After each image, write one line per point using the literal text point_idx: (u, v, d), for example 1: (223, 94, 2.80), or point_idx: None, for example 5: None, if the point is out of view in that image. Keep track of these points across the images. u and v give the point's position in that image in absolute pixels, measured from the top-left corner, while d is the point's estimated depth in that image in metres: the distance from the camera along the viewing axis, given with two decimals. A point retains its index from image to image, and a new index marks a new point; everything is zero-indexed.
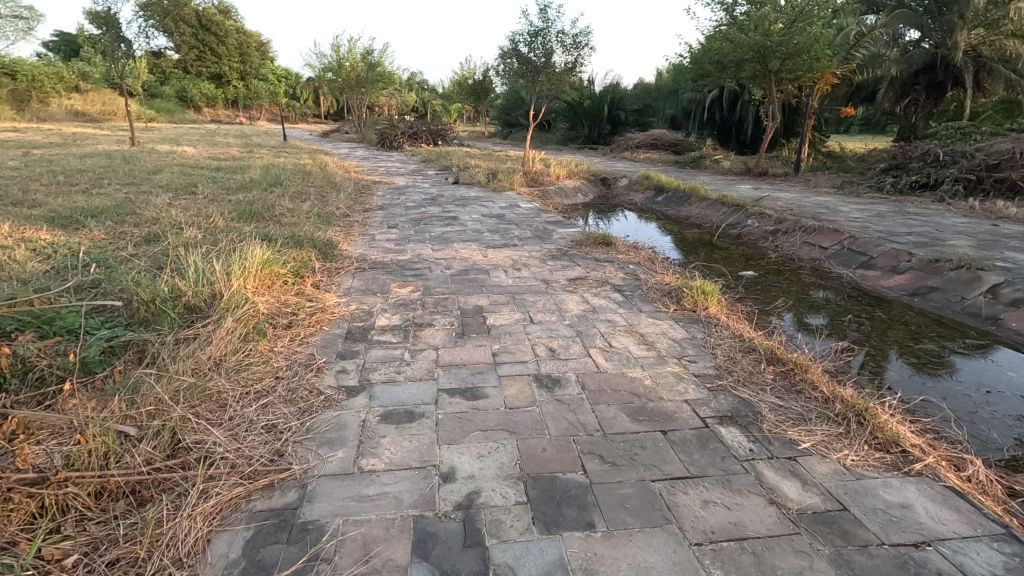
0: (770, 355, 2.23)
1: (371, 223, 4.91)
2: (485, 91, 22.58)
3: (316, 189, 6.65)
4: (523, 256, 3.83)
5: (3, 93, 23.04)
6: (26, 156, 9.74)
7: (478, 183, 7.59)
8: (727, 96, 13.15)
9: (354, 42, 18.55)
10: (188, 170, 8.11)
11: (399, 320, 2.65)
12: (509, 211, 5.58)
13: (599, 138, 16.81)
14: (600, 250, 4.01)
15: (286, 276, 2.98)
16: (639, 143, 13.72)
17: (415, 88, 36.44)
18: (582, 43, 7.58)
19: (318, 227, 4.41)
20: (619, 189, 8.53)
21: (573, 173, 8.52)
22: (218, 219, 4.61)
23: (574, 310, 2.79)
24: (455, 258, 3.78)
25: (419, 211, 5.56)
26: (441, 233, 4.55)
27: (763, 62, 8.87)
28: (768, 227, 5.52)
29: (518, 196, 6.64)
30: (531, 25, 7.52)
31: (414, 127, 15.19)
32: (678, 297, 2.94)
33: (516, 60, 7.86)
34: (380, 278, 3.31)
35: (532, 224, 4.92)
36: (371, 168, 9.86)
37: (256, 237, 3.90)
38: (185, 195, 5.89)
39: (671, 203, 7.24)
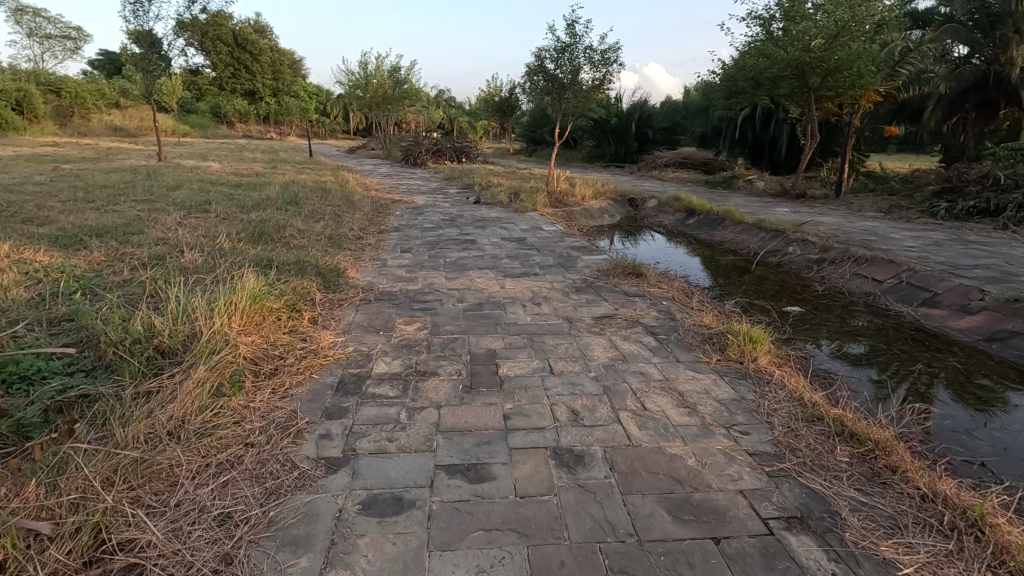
0: (842, 428, 1.83)
1: (384, 245, 4.64)
2: (511, 108, 22.51)
3: (332, 208, 6.45)
4: (544, 287, 3.49)
5: (47, 108, 23.96)
6: (56, 170, 9.88)
7: (500, 203, 7.31)
8: (759, 114, 12.67)
9: (382, 60, 18.66)
10: (208, 186, 8.04)
11: (399, 367, 2.32)
12: (531, 234, 5.25)
13: (626, 156, 16.46)
14: (629, 282, 3.64)
15: (280, 311, 2.68)
16: (668, 162, 13.32)
17: (443, 105, 36.72)
18: (612, 59, 7.29)
19: (326, 251, 4.15)
20: (648, 210, 8.15)
21: (599, 193, 8.18)
22: (224, 241, 4.39)
23: (601, 358, 2.42)
24: (469, 288, 3.46)
25: (436, 233, 5.29)
26: (457, 259, 4.25)
27: (801, 78, 8.45)
28: (812, 255, 5.08)
29: (541, 218, 6.33)
30: (558, 41, 7.26)
31: (438, 143, 15.09)
32: (721, 343, 2.56)
33: (542, 77, 7.60)
34: (384, 312, 3.00)
35: (555, 250, 4.59)
36: (392, 185, 9.68)
37: (258, 262, 3.64)
38: (198, 213, 5.73)
39: (704, 225, 6.83)
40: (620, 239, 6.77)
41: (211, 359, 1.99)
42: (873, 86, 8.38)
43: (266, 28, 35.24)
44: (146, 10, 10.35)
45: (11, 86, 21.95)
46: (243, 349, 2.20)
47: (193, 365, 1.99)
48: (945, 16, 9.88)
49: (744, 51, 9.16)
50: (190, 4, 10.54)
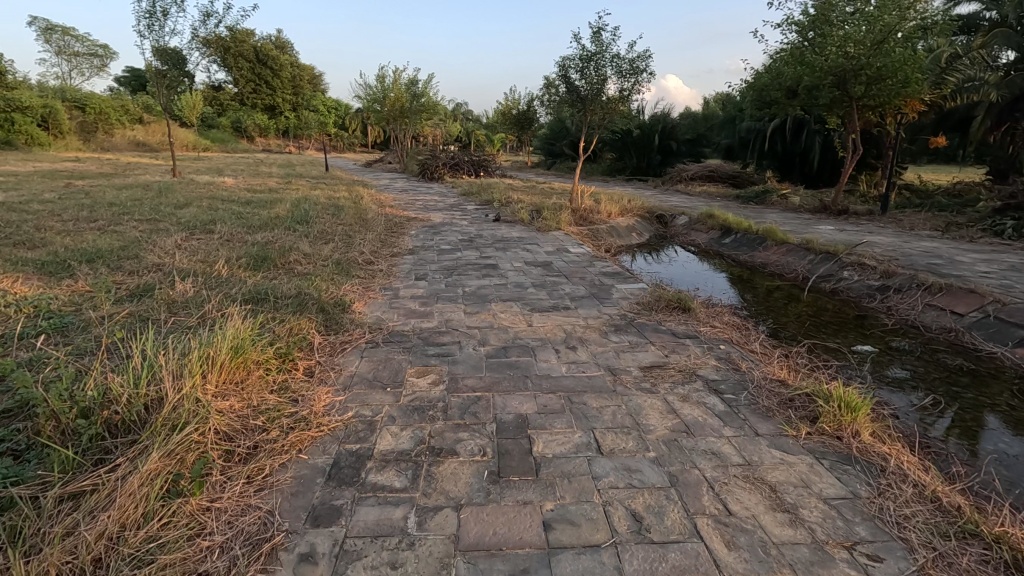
0: (1014, 556, 1.33)
1: (397, 271, 4.23)
2: (529, 121, 22.23)
3: (344, 227, 6.08)
4: (577, 326, 3.02)
5: (72, 125, 24.27)
6: (70, 187, 9.71)
7: (521, 220, 6.89)
8: (790, 125, 12.16)
9: (399, 73, 18.49)
10: (218, 203, 7.75)
11: (409, 443, 1.86)
12: (557, 257, 4.81)
13: (648, 168, 16.00)
14: (676, 319, 3.16)
15: (269, 364, 2.26)
16: (694, 175, 12.82)
17: (461, 118, 36.68)
18: (641, 68, 6.81)
19: (333, 280, 3.74)
20: (678, 228, 7.66)
21: (625, 209, 7.70)
22: (223, 268, 4.01)
23: (659, 429, 1.94)
24: (491, 326, 3.01)
25: (455, 255, 4.87)
26: (477, 288, 3.81)
27: (841, 86, 7.92)
28: (872, 281, 4.54)
29: (566, 238, 5.88)
30: (583, 50, 6.82)
31: (456, 157, 14.78)
32: (806, 408, 2.06)
33: (565, 88, 7.17)
34: (393, 359, 2.56)
35: (586, 277, 4.13)
36: (408, 201, 9.32)
37: (254, 295, 3.24)
38: (201, 234, 5.38)
39: (742, 245, 6.31)
40: (649, 259, 6.23)
41: (170, 442, 1.56)
42: (920, 94, 7.83)
43: (287, 44, 35.62)
44: (161, 24, 10.20)
45: (38, 102, 22.26)
46: (216, 421, 1.77)
47: (145, 449, 1.57)
48: (995, 21, 9.27)
49: (779, 58, 8.65)
50: (205, 19, 10.37)
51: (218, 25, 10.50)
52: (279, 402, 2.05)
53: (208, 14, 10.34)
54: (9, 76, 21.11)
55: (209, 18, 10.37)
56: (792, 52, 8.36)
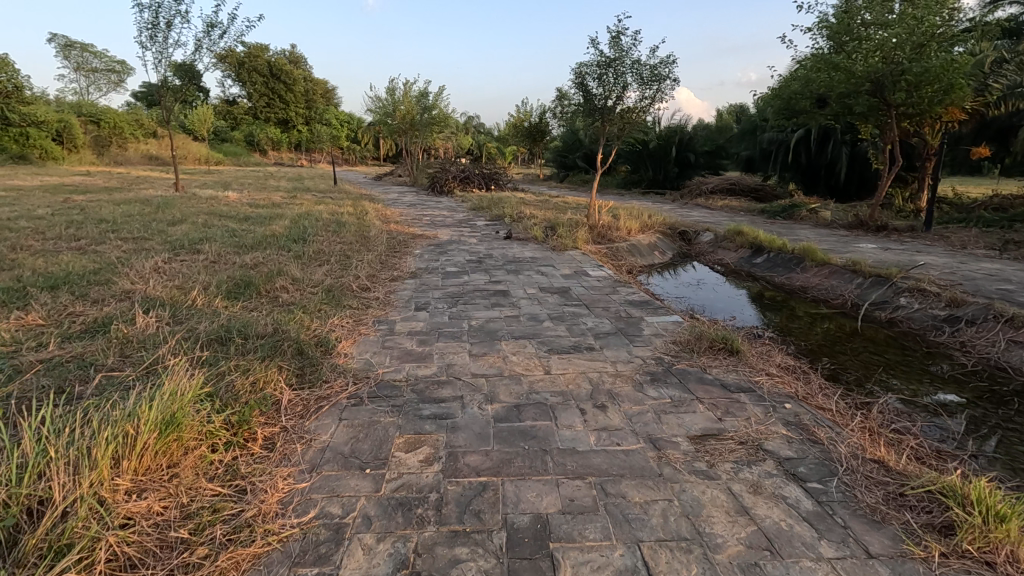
0: None
1: (396, 300, 3.74)
2: (542, 133, 21.88)
3: (344, 246, 5.63)
4: (606, 376, 2.49)
5: (86, 139, 24.29)
6: (68, 202, 9.37)
7: (534, 238, 6.40)
8: (815, 136, 11.62)
9: (409, 85, 18.25)
10: (215, 219, 7.34)
11: (386, 566, 1.34)
12: (576, 282, 4.30)
13: (665, 181, 15.49)
14: (723, 365, 2.62)
15: (216, 439, 1.76)
16: (714, 189, 12.28)
17: (472, 131, 36.50)
18: (663, 75, 6.28)
19: (320, 312, 3.26)
20: (703, 245, 7.12)
21: (645, 225, 7.19)
22: (199, 297, 3.55)
23: (730, 545, 1.41)
24: (501, 375, 2.50)
25: (461, 279, 4.39)
26: (485, 321, 3.30)
27: (878, 94, 7.37)
28: (937, 310, 3.97)
29: (584, 258, 5.37)
30: (601, 55, 6.31)
31: (466, 170, 14.38)
32: (931, 513, 1.51)
33: (581, 97, 6.67)
34: (378, 424, 2.05)
35: (610, 307, 3.61)
36: (415, 217, 8.89)
37: (223, 333, 2.77)
38: (186, 255, 4.95)
39: (776, 265, 5.75)
40: (670, 278, 5.74)
41: None
42: (964, 102, 7.26)
43: (300, 58, 35.86)
44: (165, 36, 9.93)
45: (53, 118, 22.40)
46: (113, 543, 1.28)
47: None
48: None
49: (809, 64, 8.12)
50: (210, 30, 10.10)
51: (223, 36, 10.23)
52: (220, 496, 1.55)
53: (213, 25, 10.07)
54: (25, 92, 21.21)
55: (214, 29, 10.10)
56: (824, 58, 7.84)
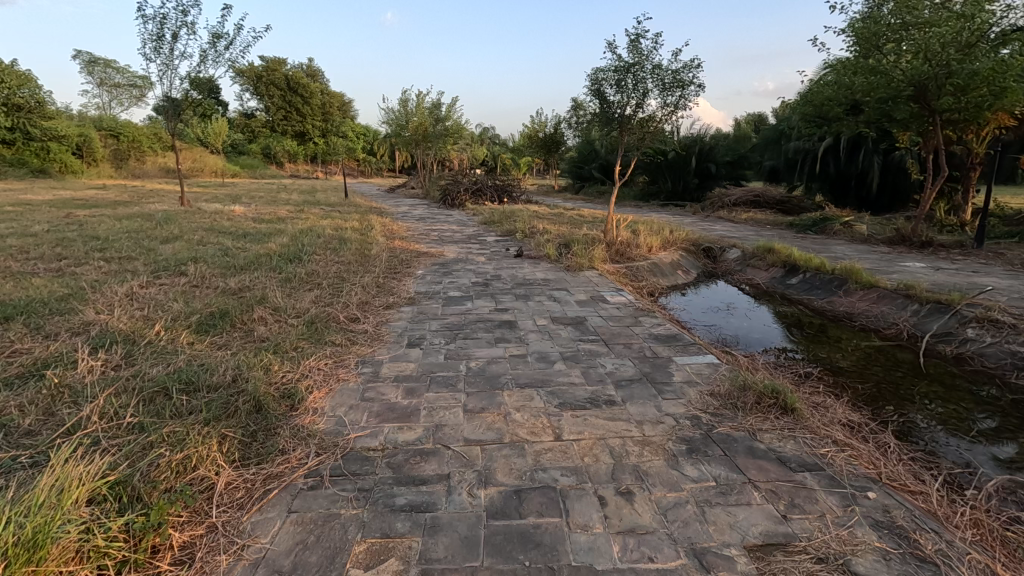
0: None
1: (387, 334, 3.29)
2: (556, 144, 21.53)
3: (341, 267, 5.21)
4: (631, 446, 2.00)
5: (105, 152, 24.50)
6: (71, 218, 9.16)
7: (547, 257, 5.92)
8: (845, 145, 11.04)
9: (422, 97, 18.03)
10: (212, 236, 7.00)
11: None
12: (593, 310, 3.81)
13: (684, 192, 14.95)
14: (777, 429, 2.11)
15: (105, 557, 1.30)
16: (737, 201, 11.71)
17: (487, 143, 36.34)
18: (686, 81, 5.76)
19: (295, 352, 2.81)
20: (730, 263, 6.58)
21: (667, 241, 6.67)
22: (164, 333, 3.09)
23: None
24: (499, 443, 2.01)
25: (464, 306, 3.94)
26: (487, 362, 2.82)
27: (920, 99, 6.81)
28: (1014, 345, 3.36)
29: (601, 280, 4.89)
30: (619, 60, 5.83)
31: (479, 182, 14.01)
32: None
33: (598, 105, 6.19)
34: (336, 521, 1.57)
35: (633, 344, 3.11)
36: (423, 232, 8.49)
37: (171, 381, 2.33)
38: (168, 278, 4.56)
39: (814, 287, 5.20)
40: (695, 300, 5.26)
41: None
42: (1015, 106, 6.65)
43: (317, 72, 36.16)
44: (171, 47, 9.73)
45: (74, 132, 22.65)
46: None
47: None
48: None
49: (843, 68, 7.58)
50: (216, 41, 9.90)
51: (228, 47, 10.02)
52: None
53: (219, 36, 9.87)
54: (47, 106, 21.44)
55: (220, 41, 9.90)
56: (860, 61, 7.30)
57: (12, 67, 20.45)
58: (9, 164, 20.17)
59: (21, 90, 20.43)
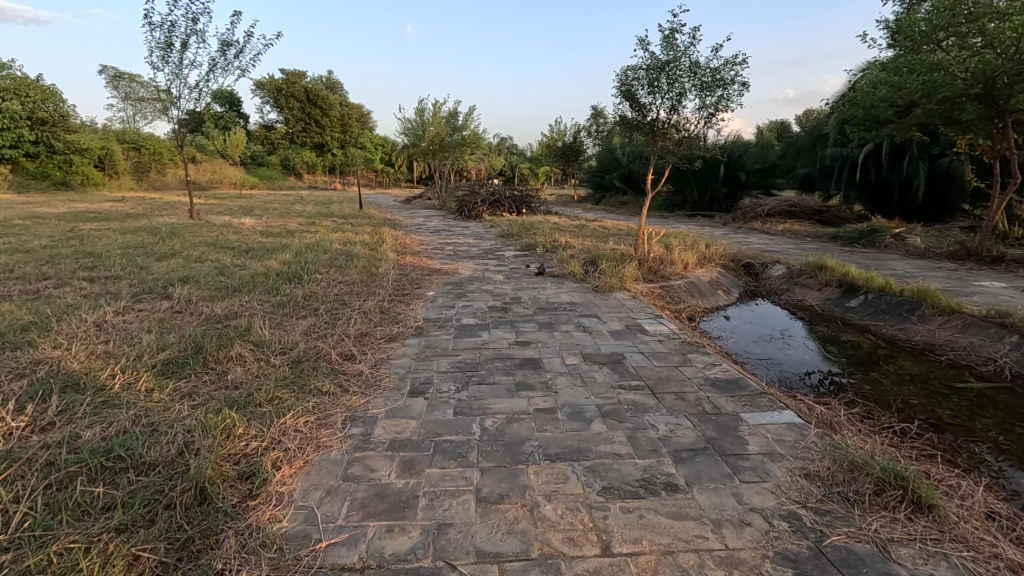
0: None
1: (386, 376, 2.74)
2: (576, 153, 20.98)
3: (344, 289, 4.70)
4: (714, 569, 1.40)
5: (126, 165, 24.58)
6: (75, 232, 8.84)
7: (572, 275, 5.35)
8: (886, 152, 10.34)
9: (439, 106, 17.66)
10: (212, 252, 6.55)
11: None
12: (633, 345, 3.22)
13: (712, 202, 14.31)
14: (918, 542, 1.49)
15: None
16: (771, 211, 11.03)
17: (505, 152, 35.90)
18: (728, 80, 5.17)
19: (269, 409, 2.26)
20: (774, 281, 5.92)
21: (704, 257, 6.05)
22: (117, 378, 2.57)
23: None
24: (524, 561, 1.44)
25: (479, 338, 3.38)
26: (507, 421, 2.25)
27: (987, 98, 6.10)
28: None
29: (635, 305, 4.30)
30: (651, 58, 5.25)
31: (496, 193, 13.52)
32: None
33: (629, 108, 5.60)
34: None
35: (687, 393, 2.51)
36: (437, 246, 7.97)
37: (96, 453, 1.79)
38: (151, 302, 4.08)
39: (881, 311, 4.55)
40: (740, 324, 4.64)
41: None
42: None
43: (337, 84, 36.29)
44: (180, 56, 9.42)
45: (97, 145, 22.75)
46: None
47: None
48: None
49: (897, 66, 6.91)
50: (225, 48, 9.57)
51: (238, 55, 9.68)
52: None
53: (228, 44, 9.53)
54: (70, 120, 21.57)
55: (229, 48, 9.56)
56: (917, 57, 6.62)
57: (35, 82, 20.59)
58: (32, 177, 20.27)
59: (46, 104, 20.43)
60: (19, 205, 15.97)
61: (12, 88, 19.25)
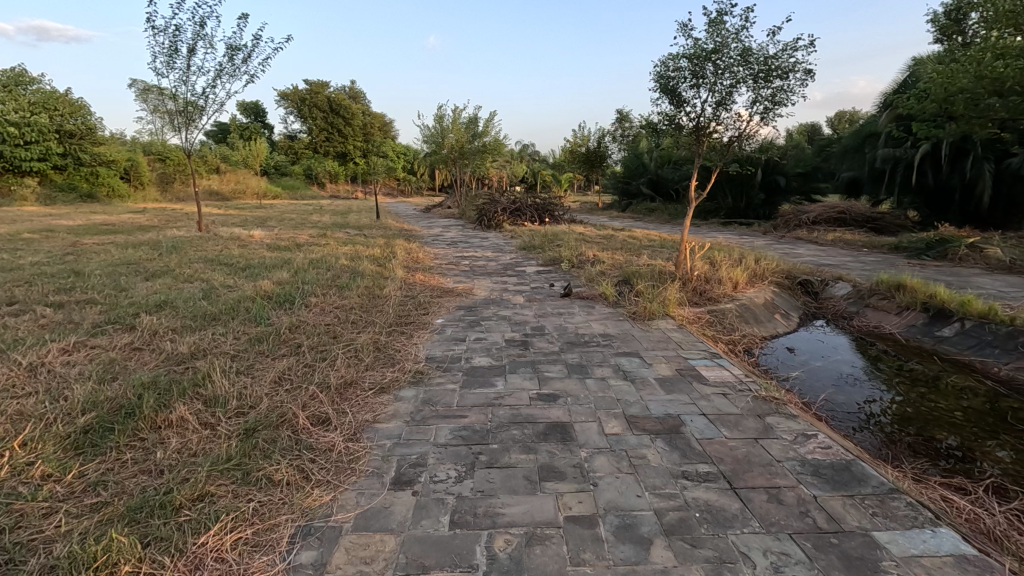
0: None
1: (365, 454, 2.06)
2: (601, 158, 20.26)
3: (339, 316, 4.06)
4: None
5: (152, 176, 24.65)
6: (76, 247, 8.44)
7: (603, 298, 4.64)
8: (945, 153, 9.42)
9: (459, 112, 17.16)
10: (206, 270, 6.01)
11: None
12: (693, 401, 2.47)
13: (747, 209, 13.51)
14: None
15: None
16: (817, 218, 10.12)
17: (528, 159, 35.32)
18: (786, 68, 4.38)
19: (188, 520, 1.60)
20: (839, 302, 5.10)
21: (755, 274, 5.26)
22: (10, 452, 1.94)
23: None
24: None
25: (492, 389, 2.68)
26: (528, 543, 1.53)
27: None
28: None
29: (684, 339, 3.55)
30: (695, 46, 4.49)
31: (518, 202, 12.87)
32: None
33: (669, 104, 4.83)
34: None
35: (783, 490, 1.75)
36: (453, 261, 7.33)
37: None
38: (111, 335, 3.49)
39: (986, 344, 3.70)
40: (811, 359, 3.80)
41: None
42: None
43: (359, 94, 36.31)
44: (187, 62, 8.99)
45: (123, 157, 22.83)
46: None
47: None
48: None
49: (976, 53, 6.05)
50: (233, 53, 9.13)
51: (246, 60, 9.24)
52: None
53: (236, 48, 9.11)
54: (97, 132, 21.67)
55: (237, 53, 9.12)
56: (1001, 42, 5.75)
57: (64, 95, 20.80)
58: (60, 189, 20.41)
59: (73, 118, 20.63)
60: (37, 217, 15.82)
61: (41, 102, 19.56)
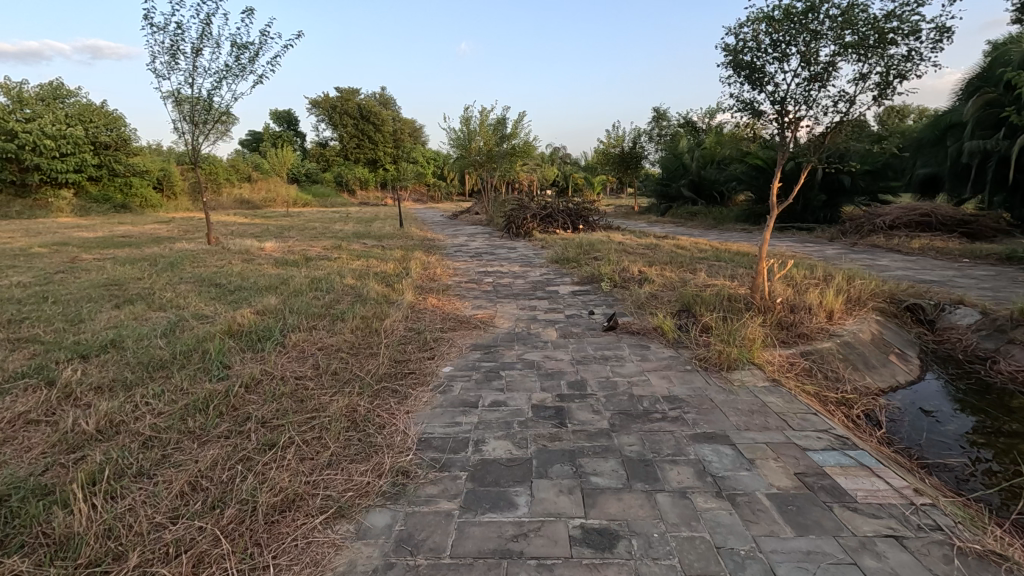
0: None
1: None
2: (635, 159, 19.10)
3: (317, 363, 3.14)
4: None
5: (184, 186, 24.62)
6: (74, 263, 7.80)
7: (659, 335, 3.60)
8: None
9: (486, 113, 16.33)
10: (190, 294, 5.20)
11: None
12: (854, 561, 1.43)
13: (804, 212, 12.24)
14: None
15: None
16: (895, 222, 8.81)
17: (560, 162, 34.26)
18: (909, 32, 3.24)
19: None
20: (966, 333, 3.93)
21: (850, 298, 4.14)
22: None
23: None
24: None
25: (507, 518, 1.68)
26: None
27: None
28: None
29: (786, 407, 2.48)
30: (779, 7, 3.42)
31: (548, 207, 11.88)
32: None
33: (744, 84, 3.75)
34: None
35: None
36: (475, 277, 6.39)
37: None
38: (13, 395, 2.64)
39: None
40: (966, 430, 2.69)
41: None
42: None
43: (389, 100, 36.06)
44: (191, 62, 8.34)
45: (156, 166, 22.73)
46: None
47: None
48: None
49: None
50: (239, 52, 8.45)
51: (253, 58, 8.55)
52: None
53: (243, 46, 8.44)
54: (131, 143, 21.60)
55: (244, 51, 8.45)
56: None
57: (99, 107, 20.77)
58: (94, 201, 20.36)
59: (106, 130, 20.51)
60: (62, 230, 15.56)
61: (76, 114, 19.51)
